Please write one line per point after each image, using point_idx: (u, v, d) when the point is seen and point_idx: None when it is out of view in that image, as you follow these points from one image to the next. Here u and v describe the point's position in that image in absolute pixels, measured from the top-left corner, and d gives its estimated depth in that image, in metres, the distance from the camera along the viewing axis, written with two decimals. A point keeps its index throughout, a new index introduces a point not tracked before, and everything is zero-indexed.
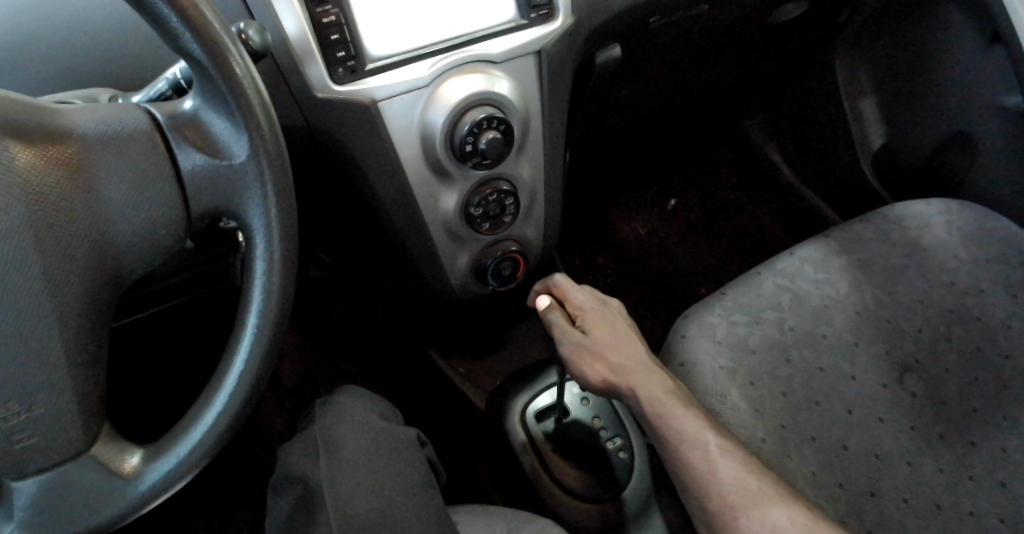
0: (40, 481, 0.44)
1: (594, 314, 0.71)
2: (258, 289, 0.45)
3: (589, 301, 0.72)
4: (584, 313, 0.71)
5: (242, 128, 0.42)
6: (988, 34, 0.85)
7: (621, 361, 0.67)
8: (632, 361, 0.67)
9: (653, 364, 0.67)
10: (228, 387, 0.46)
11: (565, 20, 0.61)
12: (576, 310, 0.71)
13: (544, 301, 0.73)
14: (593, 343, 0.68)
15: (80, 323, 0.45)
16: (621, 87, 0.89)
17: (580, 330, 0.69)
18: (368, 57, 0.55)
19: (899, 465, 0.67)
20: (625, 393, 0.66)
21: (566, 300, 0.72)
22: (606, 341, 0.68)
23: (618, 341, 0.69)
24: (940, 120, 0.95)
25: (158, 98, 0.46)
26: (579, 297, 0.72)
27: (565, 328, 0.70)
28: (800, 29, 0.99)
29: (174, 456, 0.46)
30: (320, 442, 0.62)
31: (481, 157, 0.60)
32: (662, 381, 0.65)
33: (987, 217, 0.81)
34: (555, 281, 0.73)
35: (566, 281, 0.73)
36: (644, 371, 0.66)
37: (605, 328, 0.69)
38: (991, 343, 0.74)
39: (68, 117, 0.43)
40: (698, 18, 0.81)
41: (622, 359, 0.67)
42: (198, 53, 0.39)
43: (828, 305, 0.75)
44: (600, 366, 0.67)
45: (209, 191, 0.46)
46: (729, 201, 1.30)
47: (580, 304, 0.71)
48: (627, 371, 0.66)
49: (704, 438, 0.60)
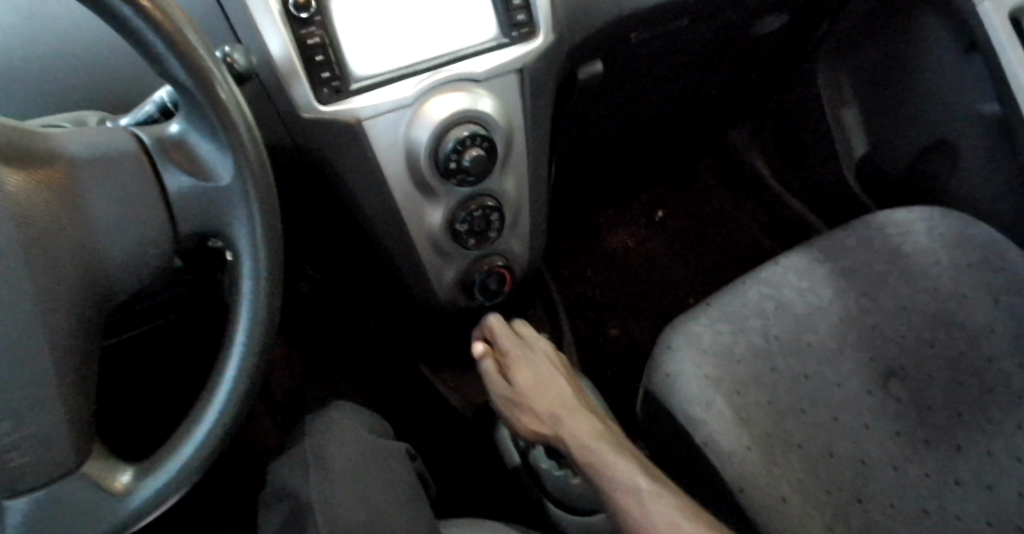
0: (33, 498, 0.45)
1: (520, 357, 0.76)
2: (245, 307, 0.46)
3: (516, 345, 0.77)
4: (511, 358, 0.76)
5: (227, 150, 0.43)
6: (965, 43, 0.87)
7: (547, 407, 0.73)
8: (556, 405, 0.73)
9: (581, 408, 0.73)
10: (217, 405, 0.47)
11: (546, 37, 0.62)
12: (504, 356, 0.77)
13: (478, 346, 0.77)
14: (519, 395, 0.74)
15: (70, 343, 0.45)
16: (605, 100, 0.91)
17: (506, 381, 0.75)
18: (352, 77, 0.56)
19: (885, 470, 0.68)
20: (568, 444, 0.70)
21: (497, 343, 0.77)
22: (534, 390, 0.74)
23: (545, 387, 0.74)
24: (923, 127, 0.96)
25: (145, 121, 0.47)
26: (505, 342, 0.77)
27: (495, 378, 0.76)
28: (781, 40, 1.01)
29: (163, 473, 0.46)
30: (310, 455, 0.62)
31: (466, 174, 0.61)
32: (586, 426, 0.71)
33: (967, 222, 0.82)
34: (486, 323, 0.77)
35: (496, 324, 0.77)
36: (572, 417, 0.72)
37: (529, 372, 0.75)
38: (974, 348, 0.75)
39: (57, 141, 0.43)
40: (679, 33, 0.82)
41: (548, 407, 0.73)
42: (183, 77, 0.40)
43: (812, 313, 0.76)
44: (529, 416, 0.74)
45: (196, 211, 0.46)
46: (715, 211, 1.32)
47: (507, 349, 0.77)
48: (556, 420, 0.72)
49: (644, 487, 0.62)
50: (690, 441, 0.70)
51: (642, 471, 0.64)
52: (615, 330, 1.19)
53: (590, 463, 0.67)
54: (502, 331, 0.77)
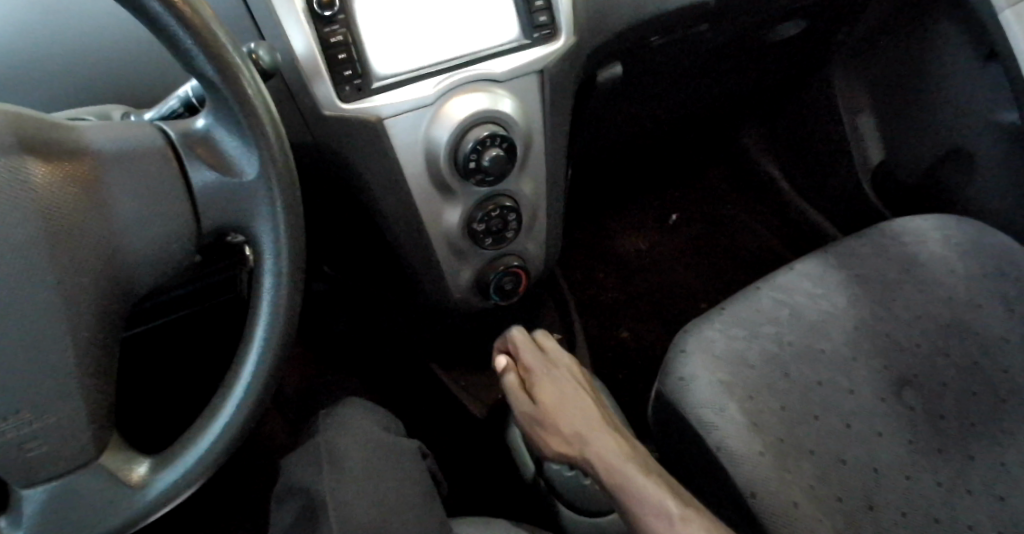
0: (49, 487, 0.45)
1: (543, 372, 0.76)
2: (266, 302, 0.46)
3: (539, 360, 0.77)
4: (533, 374, 0.76)
5: (251, 146, 0.44)
6: (984, 51, 0.86)
7: (571, 426, 0.71)
8: (580, 424, 0.71)
9: (606, 426, 0.71)
10: (235, 399, 0.47)
11: (567, 40, 0.63)
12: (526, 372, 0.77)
13: (502, 361, 0.79)
14: (543, 412, 0.73)
15: (92, 334, 0.46)
16: (621, 104, 0.91)
17: (529, 398, 0.75)
18: (373, 75, 0.56)
19: (898, 479, 0.68)
20: (592, 462, 0.68)
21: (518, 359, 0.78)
22: (556, 408, 0.73)
23: (568, 405, 0.73)
24: (940, 134, 0.96)
25: (170, 115, 0.48)
26: (529, 358, 0.77)
27: (518, 393, 0.76)
28: (798, 45, 1.01)
29: (180, 465, 0.47)
30: (322, 450, 0.63)
31: (484, 174, 0.62)
32: (611, 444, 0.68)
33: (983, 232, 0.82)
34: (508, 337, 0.79)
35: (517, 339, 0.78)
36: (596, 436, 0.69)
37: (551, 389, 0.74)
38: (988, 358, 0.74)
39: (84, 135, 0.44)
40: (697, 37, 0.82)
41: (572, 425, 0.71)
42: (210, 73, 0.40)
43: (826, 320, 0.76)
44: (554, 435, 0.72)
45: (220, 205, 0.47)
46: (728, 216, 1.31)
47: (530, 364, 0.76)
48: (579, 439, 0.70)
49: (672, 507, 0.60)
50: (702, 445, 0.70)
51: (671, 491, 0.62)
52: (625, 332, 1.19)
53: (616, 481, 0.65)
54: (524, 346, 0.77)
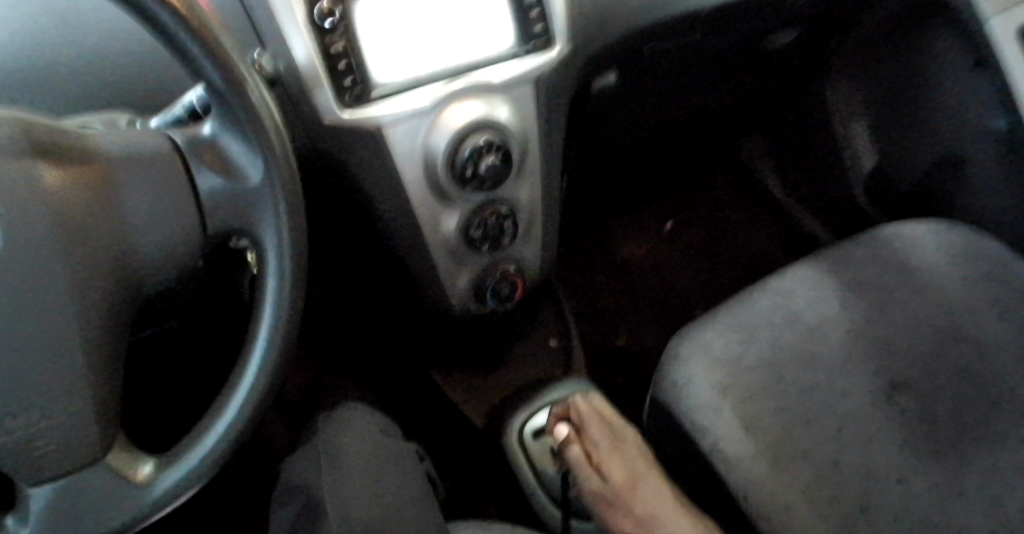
0: (56, 486, 0.47)
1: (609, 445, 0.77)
2: (270, 305, 0.47)
3: (604, 433, 0.78)
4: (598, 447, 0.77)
5: (256, 151, 0.45)
6: (974, 59, 0.88)
7: (646, 511, 0.71)
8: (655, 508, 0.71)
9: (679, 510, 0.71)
10: (239, 400, 0.48)
11: (563, 49, 0.64)
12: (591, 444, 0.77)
13: (563, 430, 0.80)
14: (613, 492, 0.73)
15: (99, 334, 0.47)
16: (617, 112, 0.92)
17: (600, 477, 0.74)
18: (373, 84, 0.58)
19: (890, 481, 0.69)
20: None
21: (582, 429, 0.79)
22: (627, 490, 0.73)
23: (640, 490, 0.73)
24: (932, 142, 0.97)
25: (176, 122, 0.49)
26: (593, 428, 0.78)
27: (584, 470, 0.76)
28: (792, 54, 1.02)
29: (185, 465, 0.48)
30: (322, 452, 0.64)
31: (481, 182, 0.63)
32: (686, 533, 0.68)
33: (973, 238, 0.83)
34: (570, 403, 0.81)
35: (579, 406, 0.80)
36: (669, 519, 0.70)
37: (619, 461, 0.75)
38: (979, 361, 0.75)
39: (95, 141, 0.45)
40: (691, 47, 0.84)
41: (647, 508, 0.71)
42: (216, 80, 0.42)
43: (819, 323, 0.77)
44: (626, 517, 0.72)
45: (226, 209, 0.48)
46: (726, 223, 1.32)
47: (593, 435, 0.78)
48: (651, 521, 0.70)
49: None
50: (697, 448, 0.71)
51: None
52: (623, 339, 1.20)
53: None
54: (588, 414, 0.79)
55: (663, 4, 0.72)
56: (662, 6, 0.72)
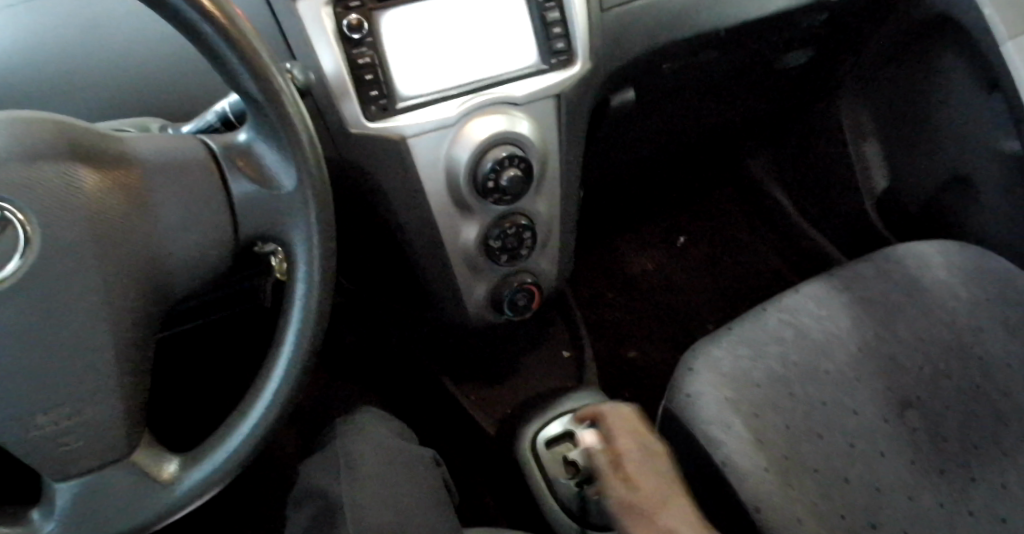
0: (80, 483, 0.48)
1: (640, 456, 0.68)
2: (297, 309, 0.49)
3: (636, 443, 0.70)
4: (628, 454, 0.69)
5: (289, 159, 0.46)
6: (986, 81, 0.88)
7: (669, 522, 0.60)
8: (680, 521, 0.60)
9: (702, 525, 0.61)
10: (264, 401, 0.49)
11: (582, 66, 0.66)
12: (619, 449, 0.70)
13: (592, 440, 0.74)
14: (638, 499, 0.63)
15: (131, 334, 0.49)
16: (632, 128, 0.94)
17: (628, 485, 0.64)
18: (398, 96, 0.59)
19: (900, 499, 0.69)
20: None
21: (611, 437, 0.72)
22: (652, 499, 0.63)
23: (667, 501, 0.63)
24: (945, 162, 0.98)
25: (207, 129, 0.51)
26: (623, 436, 0.71)
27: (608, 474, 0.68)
28: (804, 73, 1.03)
29: (209, 464, 0.49)
30: (340, 456, 0.65)
31: (502, 194, 0.64)
32: None
33: (985, 258, 0.84)
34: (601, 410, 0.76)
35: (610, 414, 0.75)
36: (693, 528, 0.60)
37: (648, 471, 0.66)
38: (990, 381, 0.76)
39: (132, 146, 0.47)
40: (706, 65, 0.85)
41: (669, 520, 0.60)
42: (253, 90, 0.43)
43: (830, 341, 0.78)
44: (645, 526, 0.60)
45: (256, 215, 0.49)
46: (736, 240, 1.34)
47: (621, 440, 0.71)
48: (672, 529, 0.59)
49: None
50: (708, 460, 0.71)
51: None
52: (633, 352, 1.21)
53: None
54: (619, 423, 0.73)
55: (682, 23, 0.74)
56: (681, 25, 0.74)
